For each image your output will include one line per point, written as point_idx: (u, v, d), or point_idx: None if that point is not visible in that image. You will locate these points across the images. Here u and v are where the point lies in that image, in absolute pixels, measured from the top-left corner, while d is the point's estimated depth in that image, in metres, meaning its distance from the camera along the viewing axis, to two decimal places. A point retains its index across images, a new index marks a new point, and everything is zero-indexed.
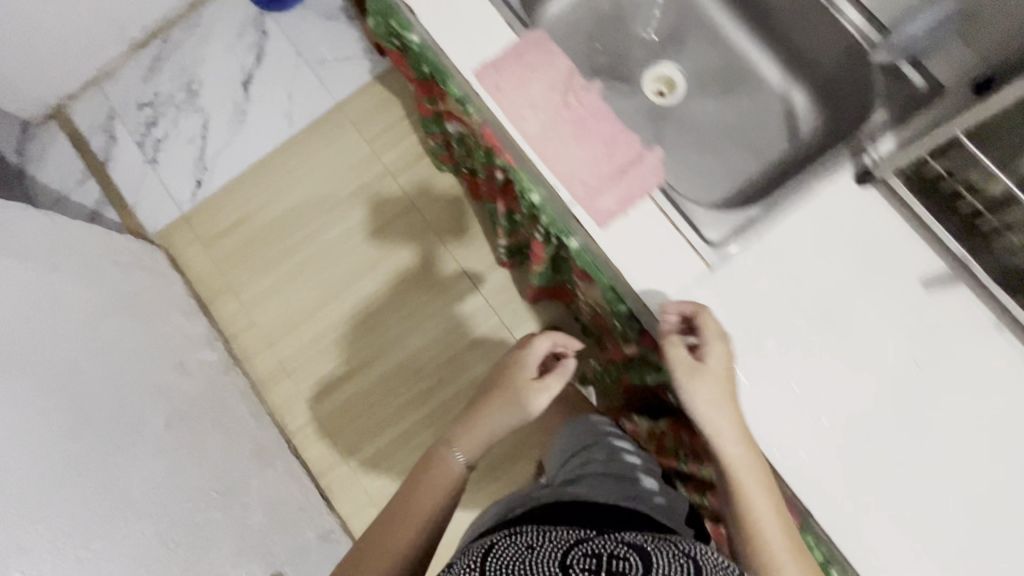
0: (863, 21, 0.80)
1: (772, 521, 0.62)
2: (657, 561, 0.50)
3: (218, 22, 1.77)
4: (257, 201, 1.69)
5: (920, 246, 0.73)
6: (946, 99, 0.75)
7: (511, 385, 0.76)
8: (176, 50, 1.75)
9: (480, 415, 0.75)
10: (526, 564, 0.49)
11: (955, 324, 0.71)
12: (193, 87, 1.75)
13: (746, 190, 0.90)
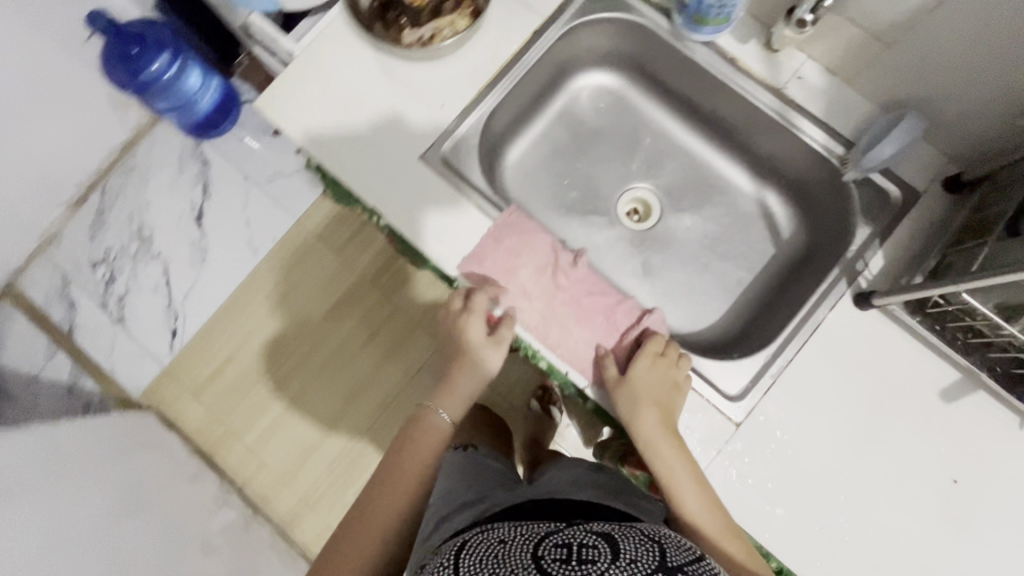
0: (827, 137, 0.79)
1: (723, 539, 0.65)
2: (623, 545, 0.49)
3: (155, 152, 1.42)
4: (225, 344, 1.36)
5: (930, 359, 0.74)
6: (922, 207, 0.76)
7: (466, 378, 0.80)
8: (122, 195, 1.41)
9: (442, 400, 0.79)
10: (498, 557, 0.50)
11: (982, 432, 0.72)
12: (146, 233, 1.41)
13: (744, 303, 0.91)
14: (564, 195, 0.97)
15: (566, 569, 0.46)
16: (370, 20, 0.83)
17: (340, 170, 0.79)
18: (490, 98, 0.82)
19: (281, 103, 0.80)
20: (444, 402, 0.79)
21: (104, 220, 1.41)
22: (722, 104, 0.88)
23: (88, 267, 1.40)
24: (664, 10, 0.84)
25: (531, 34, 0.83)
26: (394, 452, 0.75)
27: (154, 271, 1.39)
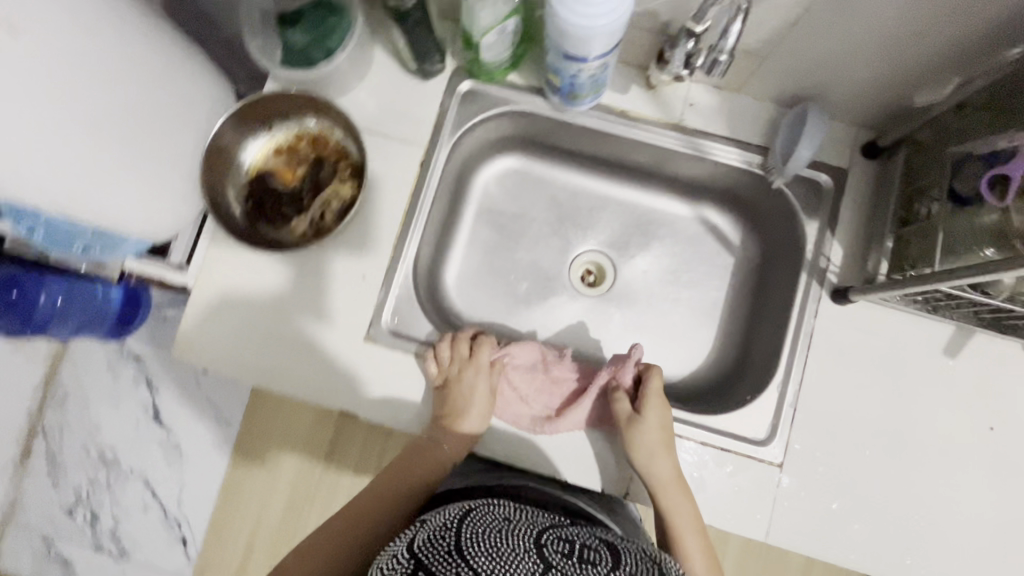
0: (741, 152, 0.78)
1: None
2: (623, 558, 0.55)
3: (82, 372, 1.22)
4: (244, 523, 1.20)
5: (922, 322, 0.74)
6: (853, 184, 0.76)
7: (426, 461, 0.73)
8: (64, 427, 1.22)
9: (390, 487, 0.72)
10: (503, 530, 0.55)
11: (993, 371, 0.73)
12: (107, 455, 1.22)
13: (731, 319, 0.88)
14: (514, 287, 0.91)
15: (571, 564, 0.52)
16: (252, 223, 0.76)
17: (292, 391, 0.74)
18: (409, 247, 0.78)
19: (198, 348, 0.74)
20: (394, 488, 0.72)
21: (57, 461, 1.22)
22: (627, 150, 0.85)
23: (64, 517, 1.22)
24: (535, 89, 0.80)
25: (419, 168, 0.79)
26: (319, 539, 0.67)
27: (136, 490, 1.21)
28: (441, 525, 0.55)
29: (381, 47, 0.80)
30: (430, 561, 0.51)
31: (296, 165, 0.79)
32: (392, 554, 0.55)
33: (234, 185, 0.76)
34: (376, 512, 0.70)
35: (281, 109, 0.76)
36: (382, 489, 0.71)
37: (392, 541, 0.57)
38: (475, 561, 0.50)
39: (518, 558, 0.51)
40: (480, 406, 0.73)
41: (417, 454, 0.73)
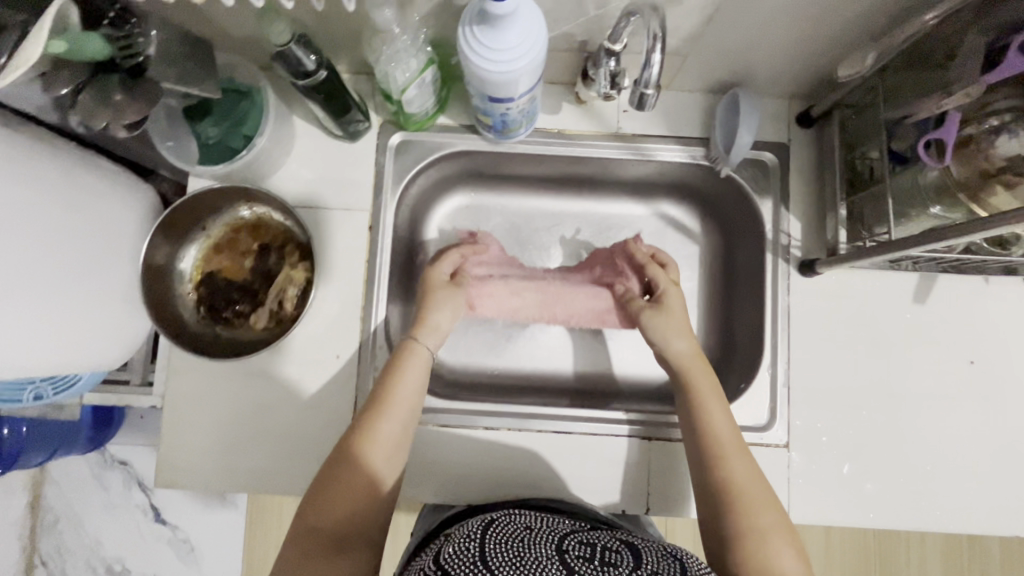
0: (684, 147, 0.78)
1: (733, 451, 0.64)
2: (644, 556, 0.56)
3: (66, 490, 1.16)
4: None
5: (890, 276, 0.76)
6: (795, 157, 0.77)
7: (414, 369, 0.67)
8: (63, 550, 1.16)
9: (388, 397, 0.65)
10: (524, 538, 0.57)
11: (963, 309, 0.75)
12: (113, 566, 1.17)
13: (714, 309, 0.86)
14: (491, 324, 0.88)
15: (591, 566, 0.53)
16: (209, 329, 0.73)
17: (291, 490, 0.73)
18: (377, 315, 0.76)
19: (182, 467, 0.73)
20: (392, 399, 0.65)
21: None
22: (573, 165, 0.83)
23: None
24: (468, 127, 0.78)
25: (369, 233, 0.77)
26: (331, 467, 0.60)
27: None
28: (465, 537, 0.57)
29: (301, 116, 0.77)
30: (455, 567, 0.53)
31: (240, 259, 0.76)
32: (420, 566, 0.57)
33: (181, 294, 0.73)
34: (374, 424, 0.63)
35: (211, 205, 0.72)
36: (378, 402, 0.64)
37: (420, 556, 0.59)
38: (500, 567, 0.53)
39: (539, 563, 0.53)
40: (451, 304, 0.74)
41: (398, 373, 0.66)
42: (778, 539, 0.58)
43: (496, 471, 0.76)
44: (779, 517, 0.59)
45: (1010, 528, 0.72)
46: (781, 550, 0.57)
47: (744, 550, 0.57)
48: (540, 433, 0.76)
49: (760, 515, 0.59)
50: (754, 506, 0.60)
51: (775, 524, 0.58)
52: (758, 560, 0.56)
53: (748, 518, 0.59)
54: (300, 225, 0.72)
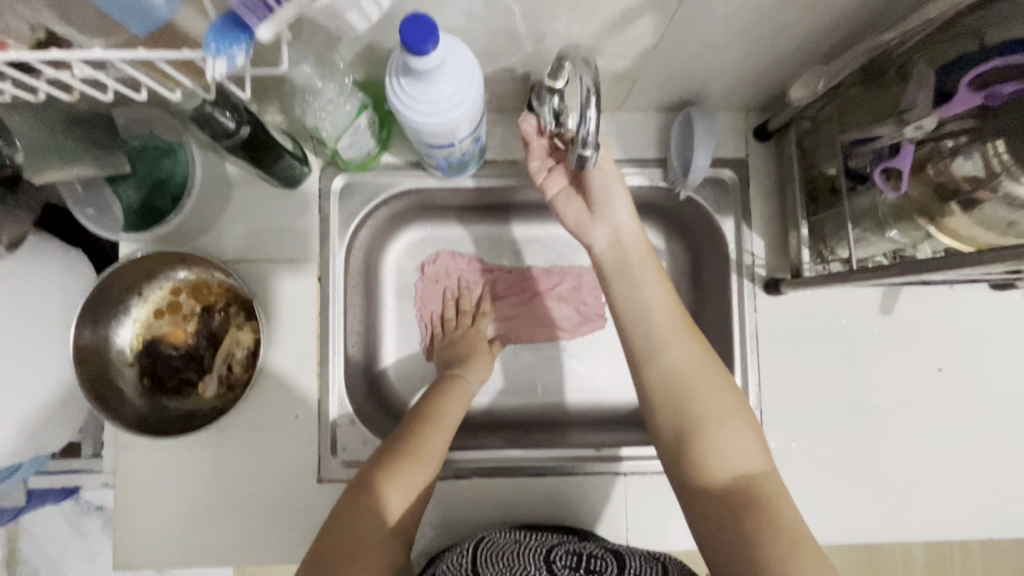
0: (641, 170, 0.76)
1: (679, 333, 0.60)
2: (627, 561, 0.57)
3: (40, 545, 1.12)
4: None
5: (856, 289, 0.75)
6: (755, 172, 0.75)
7: (453, 414, 0.66)
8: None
9: (422, 436, 0.62)
10: (513, 555, 0.57)
11: (928, 317, 0.75)
12: None
13: None
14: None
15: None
16: (155, 401, 0.69)
17: (258, 560, 0.70)
18: (334, 369, 0.73)
19: (139, 545, 0.69)
20: (430, 440, 0.62)
21: None
22: (529, 193, 0.80)
23: None
24: (415, 165, 0.75)
25: (318, 283, 0.73)
26: (354, 492, 0.57)
27: None
28: (458, 556, 0.58)
29: (236, 166, 0.72)
30: None
31: (183, 323, 0.72)
32: None
33: (121, 367, 0.69)
34: (405, 461, 0.59)
35: (144, 271, 0.68)
36: (416, 436, 0.62)
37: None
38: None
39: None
40: (485, 366, 0.77)
41: (440, 414, 0.65)
42: (731, 425, 0.56)
43: (471, 523, 0.73)
44: (733, 404, 0.57)
45: (986, 532, 0.72)
46: (732, 439, 0.55)
47: (699, 441, 0.56)
48: (512, 476, 0.73)
49: (711, 403, 0.57)
50: (707, 391, 0.57)
51: (728, 409, 0.57)
52: (701, 447, 0.56)
53: (700, 406, 0.57)
54: (241, 284, 0.68)
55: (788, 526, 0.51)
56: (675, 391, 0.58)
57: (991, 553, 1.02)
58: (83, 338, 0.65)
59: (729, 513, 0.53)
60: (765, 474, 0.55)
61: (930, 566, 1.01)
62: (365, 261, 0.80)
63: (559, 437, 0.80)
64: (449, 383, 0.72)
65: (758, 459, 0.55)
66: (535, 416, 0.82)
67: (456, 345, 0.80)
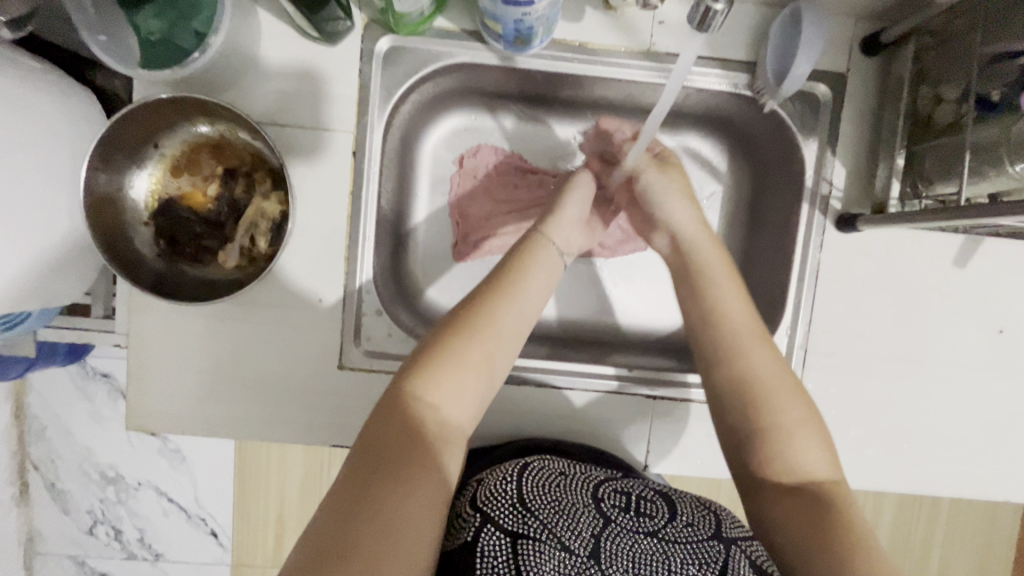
0: (726, 73, 0.67)
1: (754, 339, 0.58)
2: (679, 507, 0.55)
3: (50, 398, 1.13)
4: (268, 497, 1.16)
5: (932, 235, 0.68)
6: (853, 90, 0.66)
7: (530, 288, 0.59)
8: (55, 456, 1.15)
9: (488, 313, 0.56)
10: (563, 483, 0.54)
11: (1002, 275, 0.70)
12: (106, 471, 1.16)
13: (734, 258, 0.79)
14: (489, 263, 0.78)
15: (629, 517, 0.53)
16: (172, 265, 0.65)
17: (273, 437, 0.69)
18: (364, 255, 0.68)
19: (153, 409, 0.68)
20: (498, 319, 0.56)
21: (58, 485, 1.16)
22: (593, 88, 0.71)
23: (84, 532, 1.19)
24: (472, 34, 0.66)
25: (353, 158, 0.66)
26: (409, 374, 0.52)
27: (149, 496, 1.17)
28: (501, 478, 0.53)
29: (269, 12, 0.63)
30: (497, 512, 0.50)
31: (203, 185, 0.65)
32: (456, 512, 0.54)
33: (136, 224, 0.63)
34: (465, 344, 0.54)
35: (163, 119, 0.61)
36: (481, 315, 0.56)
37: (454, 500, 0.56)
38: (543, 515, 0.51)
39: (579, 512, 0.52)
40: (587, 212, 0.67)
41: (513, 287, 0.58)
42: (803, 435, 0.54)
43: (492, 426, 0.71)
44: (806, 413, 0.55)
45: (1002, 495, 0.71)
46: (805, 445, 0.53)
47: (772, 448, 0.54)
48: (539, 387, 0.70)
49: (788, 411, 0.54)
50: (780, 398, 0.55)
51: (802, 419, 0.54)
52: (777, 457, 0.53)
53: (771, 411, 0.54)
54: (270, 147, 0.61)
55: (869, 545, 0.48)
56: (747, 398, 0.56)
57: (959, 518, 1.03)
58: (97, 183, 0.59)
59: (793, 513, 0.51)
60: (834, 481, 0.53)
61: (897, 522, 1.02)
62: (402, 142, 0.73)
63: (588, 356, 0.76)
64: (530, 242, 0.63)
65: (827, 469, 0.53)
66: (563, 331, 0.78)
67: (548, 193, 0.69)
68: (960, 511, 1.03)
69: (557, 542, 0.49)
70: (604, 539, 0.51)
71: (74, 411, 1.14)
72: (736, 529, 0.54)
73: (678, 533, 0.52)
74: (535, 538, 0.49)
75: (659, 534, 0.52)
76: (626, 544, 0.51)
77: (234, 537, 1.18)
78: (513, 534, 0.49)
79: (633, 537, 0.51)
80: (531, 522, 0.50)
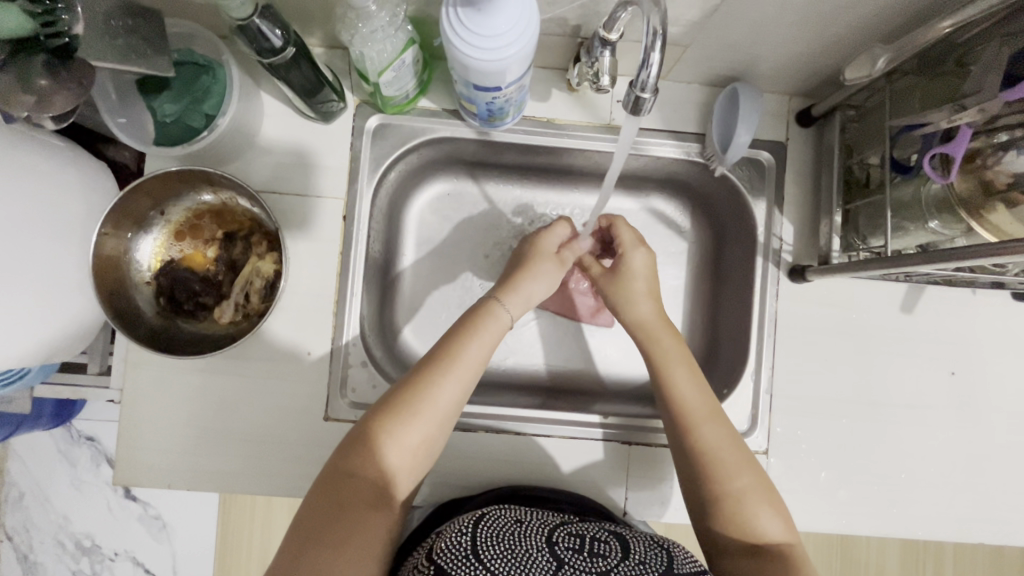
0: (678, 143, 0.75)
1: (704, 416, 0.61)
2: (632, 546, 0.54)
3: (33, 467, 1.13)
4: (248, 564, 1.12)
5: (877, 284, 0.74)
6: (792, 157, 0.74)
7: (468, 362, 0.60)
8: (30, 526, 1.13)
9: (423, 390, 0.57)
10: (516, 533, 0.53)
11: (947, 319, 0.75)
12: (81, 543, 1.13)
13: (702, 307, 0.84)
14: None
15: (582, 558, 0.51)
16: (170, 321, 0.69)
17: (256, 490, 0.70)
18: (351, 310, 0.72)
19: (141, 463, 0.69)
20: (434, 398, 0.57)
21: (31, 559, 1.14)
22: (562, 157, 0.79)
23: None
24: (451, 112, 0.74)
25: (343, 222, 0.72)
26: (343, 456, 0.54)
27: (125, 568, 1.14)
28: (456, 531, 0.53)
29: (272, 98, 0.72)
30: (449, 565, 0.49)
31: (204, 247, 0.71)
32: (413, 565, 0.53)
33: (139, 284, 0.68)
34: (399, 422, 0.55)
35: (170, 189, 0.67)
36: (421, 394, 0.57)
37: (413, 555, 0.56)
38: (495, 565, 0.49)
39: (532, 558, 0.51)
40: (547, 283, 0.70)
41: (452, 364, 0.59)
42: (753, 502, 0.57)
43: (476, 476, 0.72)
44: (755, 478, 0.58)
45: (979, 536, 0.72)
46: (757, 511, 0.56)
47: (725, 509, 0.57)
48: (519, 434, 0.73)
49: (732, 480, 0.58)
50: (728, 467, 0.58)
51: (749, 487, 0.57)
52: (735, 516, 0.57)
53: (725, 479, 0.58)
54: (266, 212, 0.68)
55: None
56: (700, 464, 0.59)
57: (963, 562, 1.05)
58: (108, 245, 0.65)
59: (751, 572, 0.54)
60: (788, 544, 0.56)
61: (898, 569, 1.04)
62: (389, 205, 0.79)
63: (566, 405, 0.79)
64: (486, 312, 0.65)
65: (779, 530, 0.56)
66: (541, 381, 0.82)
67: (523, 255, 0.73)
68: (962, 556, 1.05)
69: None
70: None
71: (53, 482, 1.13)
72: (688, 565, 0.52)
73: (629, 571, 0.50)
74: None
75: (610, 573, 0.50)
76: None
77: None
78: None
79: None
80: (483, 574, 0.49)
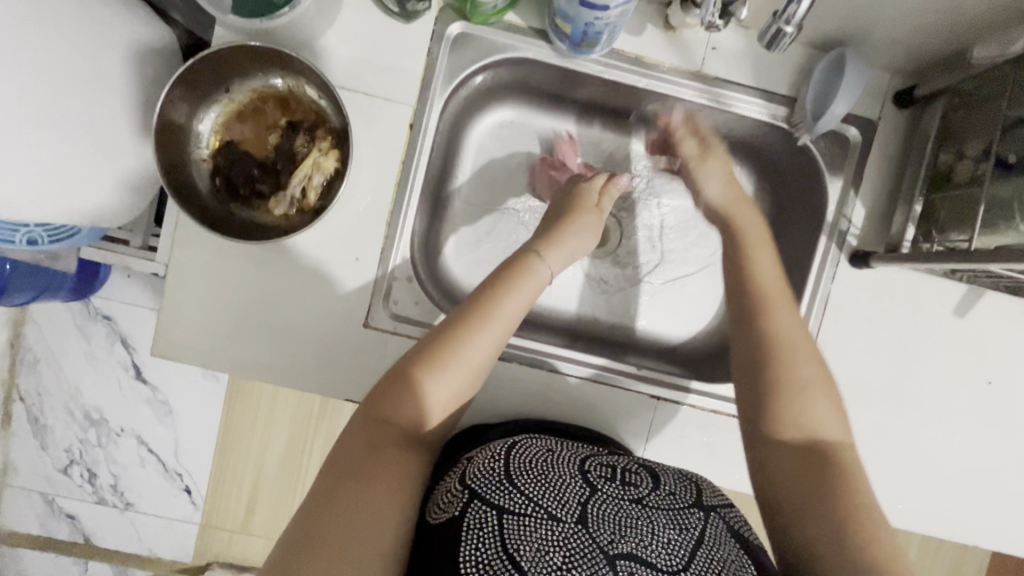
0: (765, 103, 0.72)
1: (777, 300, 0.63)
2: (663, 479, 0.57)
3: (52, 334, 1.15)
4: (252, 451, 1.17)
5: (933, 281, 0.73)
6: (881, 136, 0.71)
7: (510, 311, 0.60)
8: (44, 391, 1.16)
9: (461, 335, 0.57)
10: (549, 460, 0.56)
11: (998, 329, 0.74)
12: (90, 414, 1.17)
13: None
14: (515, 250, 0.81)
15: (614, 487, 0.55)
16: (223, 204, 0.68)
17: (287, 382, 0.72)
18: (404, 222, 0.71)
19: (180, 339, 0.70)
20: (469, 342, 0.57)
21: (42, 421, 1.17)
22: (641, 99, 0.76)
23: (59, 472, 1.19)
24: (537, 32, 0.71)
25: (408, 130, 0.70)
26: (386, 393, 0.55)
27: (128, 446, 1.18)
28: (489, 458, 0.55)
29: None
30: (485, 489, 0.52)
31: (265, 133, 0.69)
32: (447, 487, 0.56)
33: (197, 160, 0.67)
34: (433, 365, 0.55)
35: (239, 66, 0.65)
36: (454, 337, 0.57)
37: (446, 476, 0.59)
38: (529, 489, 0.52)
39: (565, 484, 0.53)
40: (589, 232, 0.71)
41: (490, 311, 0.59)
42: (814, 390, 0.58)
43: (503, 406, 0.73)
44: (819, 369, 0.59)
45: (973, 538, 0.74)
46: (815, 401, 0.57)
47: (784, 395, 0.58)
48: (551, 372, 0.73)
49: (801, 366, 0.59)
50: (796, 356, 0.59)
51: (816, 377, 0.59)
52: (796, 405, 0.57)
53: (789, 370, 0.59)
54: (335, 106, 0.65)
55: (870, 507, 0.52)
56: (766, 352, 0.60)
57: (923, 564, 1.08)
58: (173, 113, 0.63)
59: (799, 466, 0.55)
60: (842, 444, 0.56)
61: None
62: (454, 123, 0.77)
63: (595, 352, 0.80)
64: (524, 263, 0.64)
65: (839, 428, 0.57)
66: (576, 325, 0.82)
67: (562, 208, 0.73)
68: (924, 558, 1.09)
69: (543, 511, 0.51)
70: (589, 508, 0.52)
71: (68, 353, 1.15)
72: (716, 497, 0.58)
73: (660, 501, 0.54)
74: (520, 512, 0.51)
75: (642, 501, 0.54)
76: (610, 510, 0.52)
77: (215, 488, 1.19)
78: (500, 508, 0.51)
79: (618, 505, 0.53)
80: (517, 497, 0.52)
